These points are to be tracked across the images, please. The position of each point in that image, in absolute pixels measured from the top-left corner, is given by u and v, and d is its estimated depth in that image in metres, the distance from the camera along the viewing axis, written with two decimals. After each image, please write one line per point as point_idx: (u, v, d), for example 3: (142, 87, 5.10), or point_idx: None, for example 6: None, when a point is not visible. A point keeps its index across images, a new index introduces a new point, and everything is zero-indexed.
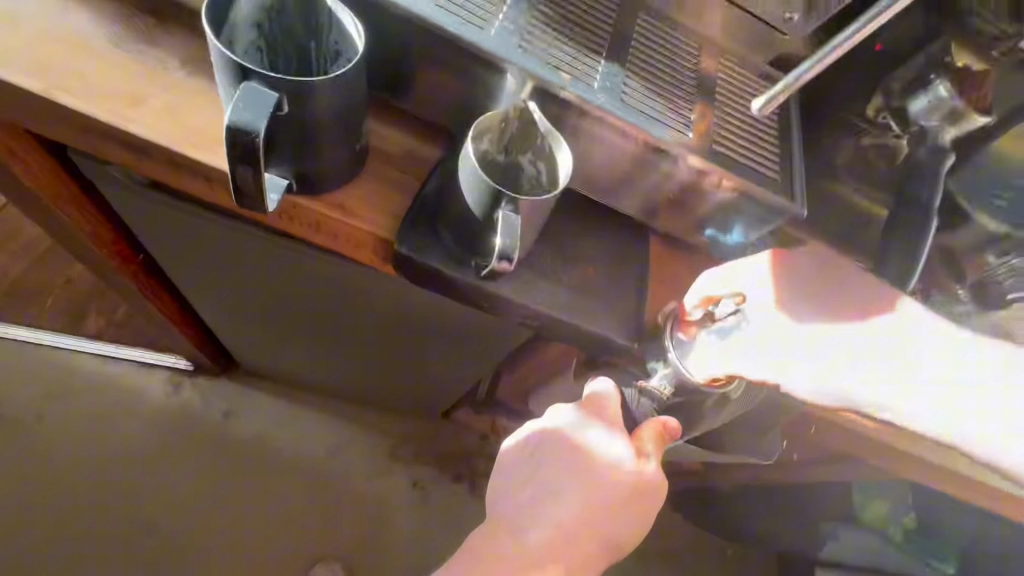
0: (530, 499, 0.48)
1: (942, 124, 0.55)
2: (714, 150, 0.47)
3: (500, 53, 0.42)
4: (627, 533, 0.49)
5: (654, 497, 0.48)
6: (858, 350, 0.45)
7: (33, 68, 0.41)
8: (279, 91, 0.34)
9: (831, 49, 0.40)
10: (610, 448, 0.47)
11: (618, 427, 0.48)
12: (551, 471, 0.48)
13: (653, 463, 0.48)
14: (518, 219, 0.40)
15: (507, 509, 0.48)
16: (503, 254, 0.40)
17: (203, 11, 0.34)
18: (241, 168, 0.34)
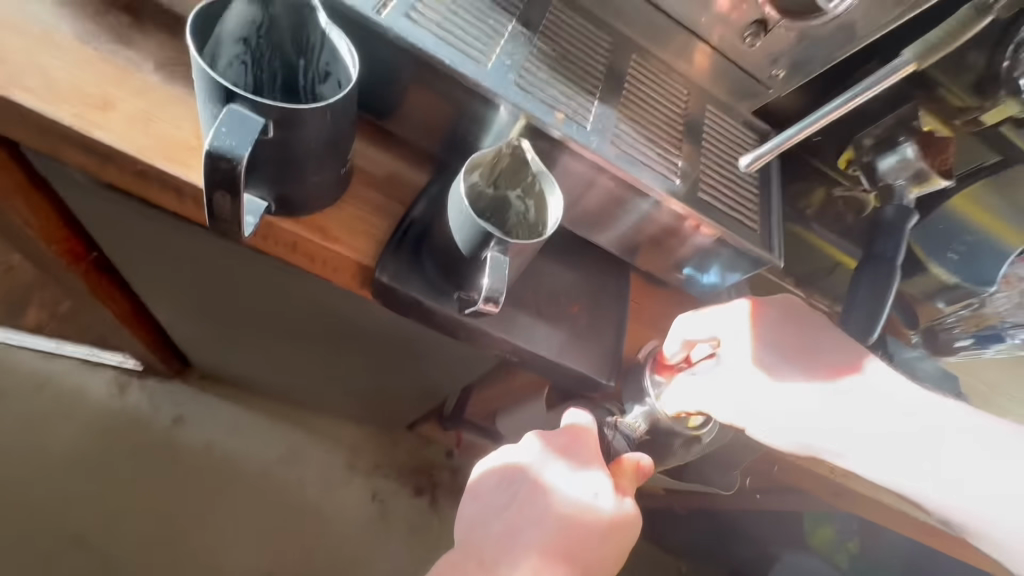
0: (505, 527, 0.46)
1: (908, 183, 0.57)
2: (698, 197, 0.48)
3: (495, 88, 0.42)
4: (603, 568, 0.47)
5: (629, 535, 0.47)
6: (828, 403, 0.46)
7: None
8: (266, 116, 0.33)
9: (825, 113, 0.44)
10: (588, 482, 0.47)
11: (596, 460, 0.47)
12: (529, 500, 0.46)
13: (629, 499, 0.47)
14: (507, 260, 0.39)
15: (479, 540, 0.46)
16: (490, 295, 0.39)
17: (190, 25, 0.32)
18: (219, 194, 0.32)
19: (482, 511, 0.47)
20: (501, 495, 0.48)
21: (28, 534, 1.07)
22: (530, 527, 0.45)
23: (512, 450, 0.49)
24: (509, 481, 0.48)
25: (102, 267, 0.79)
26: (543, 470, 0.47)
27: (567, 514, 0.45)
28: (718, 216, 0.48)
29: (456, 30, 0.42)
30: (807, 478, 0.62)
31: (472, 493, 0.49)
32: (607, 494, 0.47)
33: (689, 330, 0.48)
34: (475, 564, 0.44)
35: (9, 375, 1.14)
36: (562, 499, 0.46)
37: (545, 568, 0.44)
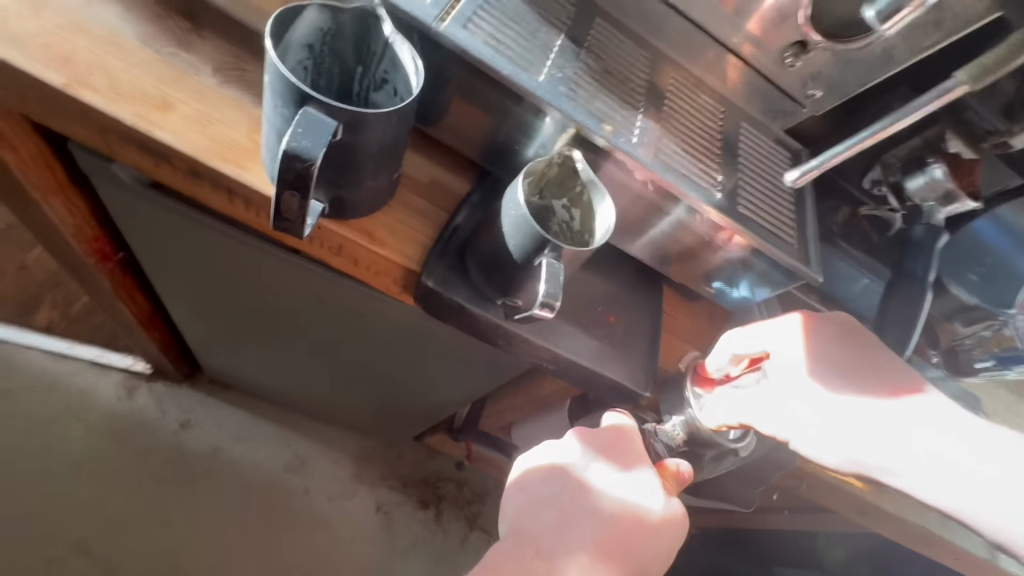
0: (557, 520, 0.45)
1: (936, 203, 0.59)
2: (737, 211, 0.49)
3: (547, 99, 0.42)
4: (653, 559, 0.46)
5: (675, 532, 0.47)
6: (874, 421, 0.47)
7: (55, 60, 0.39)
8: (336, 118, 0.33)
9: (865, 136, 0.45)
10: (636, 484, 0.47)
11: (644, 461, 0.47)
12: (579, 497, 0.46)
13: (675, 499, 0.48)
14: (561, 266, 0.40)
15: (531, 529, 0.45)
16: (545, 301, 0.39)
17: (268, 28, 0.33)
18: (289, 193, 0.33)
19: (532, 503, 0.46)
20: (550, 489, 0.47)
21: (30, 539, 1.05)
22: (582, 519, 0.45)
23: (558, 448, 0.48)
24: (557, 478, 0.47)
25: (127, 267, 0.80)
26: (592, 469, 0.47)
27: (617, 509, 0.46)
28: (756, 231, 0.49)
29: (509, 41, 0.43)
30: (834, 497, 0.61)
31: (518, 490, 0.47)
32: (655, 495, 0.47)
33: (742, 344, 0.48)
34: (531, 553, 0.44)
35: (18, 376, 1.13)
36: (613, 495, 0.46)
37: (597, 561, 0.44)
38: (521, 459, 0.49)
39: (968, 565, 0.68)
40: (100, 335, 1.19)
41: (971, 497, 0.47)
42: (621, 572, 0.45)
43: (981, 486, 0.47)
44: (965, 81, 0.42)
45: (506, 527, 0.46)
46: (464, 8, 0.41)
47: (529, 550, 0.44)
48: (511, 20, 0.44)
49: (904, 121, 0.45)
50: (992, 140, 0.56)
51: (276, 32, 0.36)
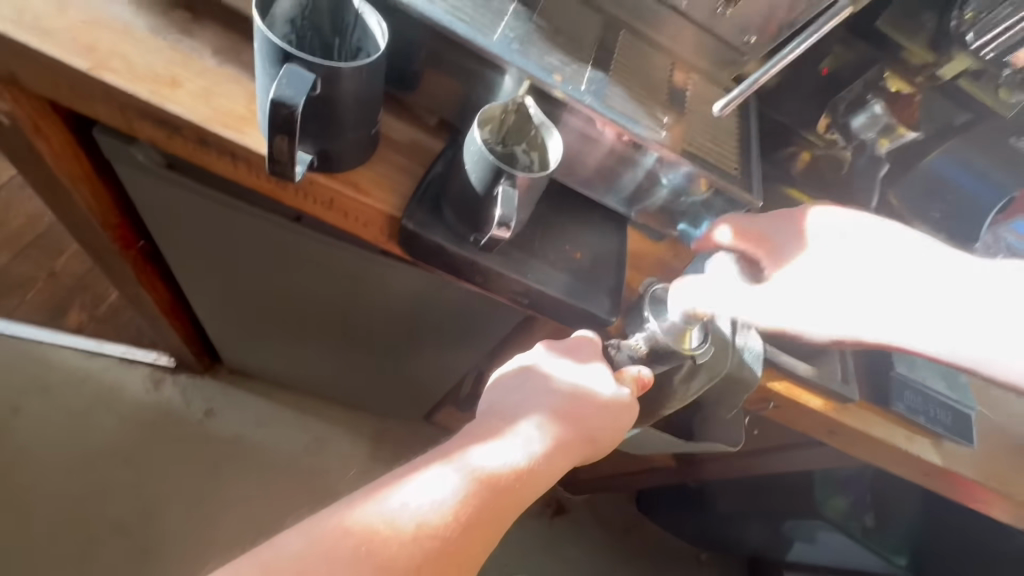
0: (522, 401, 0.51)
1: (877, 136, 0.65)
2: (684, 148, 0.54)
3: (502, 56, 0.48)
4: (607, 434, 0.52)
5: (627, 416, 0.53)
6: (816, 267, 0.57)
7: (80, 49, 0.46)
8: (315, 72, 0.40)
9: (781, 56, 0.49)
10: (592, 375, 0.52)
11: (599, 358, 0.53)
12: (539, 383, 0.52)
13: (628, 391, 0.54)
14: (516, 192, 0.45)
15: (498, 407, 0.50)
16: (502, 222, 0.45)
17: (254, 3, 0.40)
18: (280, 136, 0.40)
19: (501, 393, 0.51)
20: (517, 382, 0.52)
21: (75, 519, 1.14)
22: (541, 397, 0.51)
23: (525, 353, 0.55)
24: (520, 376, 0.53)
25: (148, 257, 0.87)
26: (553, 363, 0.53)
27: (574, 391, 0.52)
28: (704, 165, 0.54)
29: (464, 8, 0.49)
30: (801, 417, 0.66)
31: (490, 386, 0.53)
32: (609, 383, 0.52)
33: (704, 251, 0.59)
34: (497, 419, 0.49)
35: (54, 373, 1.22)
36: (571, 379, 0.52)
37: (555, 425, 0.49)
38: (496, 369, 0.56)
39: (944, 485, 0.72)
40: (127, 333, 1.28)
41: (930, 310, 0.54)
42: (575, 437, 0.50)
43: (935, 296, 0.55)
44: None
45: (478, 412, 0.51)
46: None
47: (495, 417, 0.49)
48: None
49: (811, 38, 0.48)
50: (924, 75, 0.61)
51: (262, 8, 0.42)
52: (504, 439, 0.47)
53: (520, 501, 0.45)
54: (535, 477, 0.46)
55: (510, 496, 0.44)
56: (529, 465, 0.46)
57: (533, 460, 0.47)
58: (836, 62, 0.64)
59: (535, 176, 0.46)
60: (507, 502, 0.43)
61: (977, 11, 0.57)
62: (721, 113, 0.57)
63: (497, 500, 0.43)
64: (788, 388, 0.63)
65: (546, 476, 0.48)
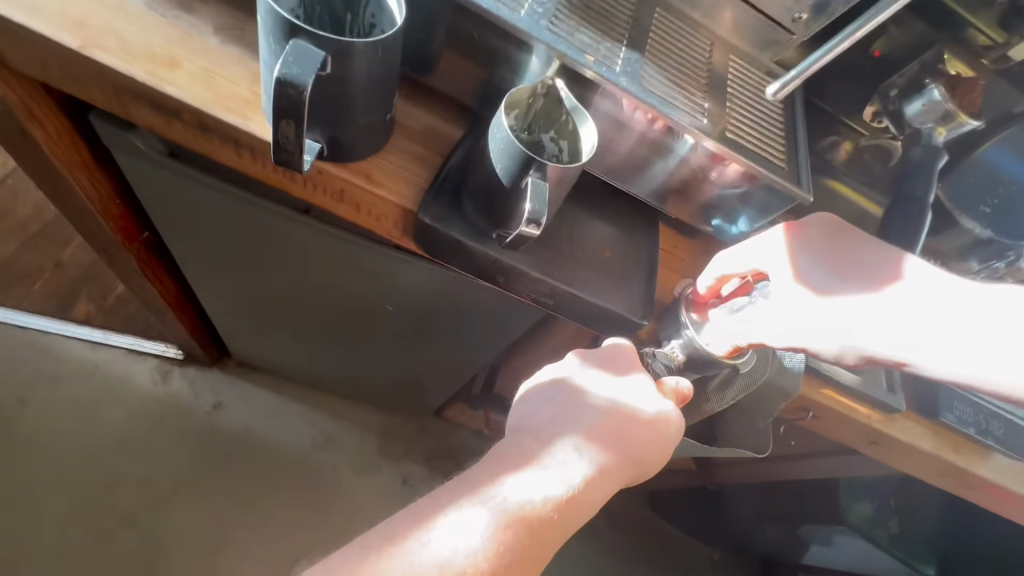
0: (557, 418, 0.47)
1: (935, 125, 0.58)
2: (726, 136, 0.49)
3: (530, 32, 0.43)
4: (651, 454, 0.48)
5: (671, 435, 0.49)
6: (904, 297, 0.46)
7: (70, 26, 0.42)
8: (325, 50, 0.36)
9: (844, 38, 0.45)
10: (631, 390, 0.49)
11: (639, 370, 0.50)
12: (575, 399, 0.48)
13: (673, 407, 0.50)
14: (546, 185, 0.41)
15: (531, 425, 0.46)
16: (531, 219, 0.41)
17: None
18: (286, 122, 0.36)
19: (534, 410, 0.48)
20: (550, 397, 0.49)
21: (84, 513, 1.13)
22: (577, 414, 0.47)
23: (558, 364, 0.51)
24: (554, 391, 0.49)
25: (154, 248, 0.84)
26: (587, 376, 0.49)
27: (612, 408, 0.48)
28: (749, 157, 0.49)
29: None
30: (841, 427, 0.61)
31: (521, 400, 0.49)
32: (652, 399, 0.49)
33: (729, 265, 0.50)
34: (530, 439, 0.45)
35: (62, 365, 1.20)
36: (608, 395, 0.48)
37: (593, 447, 0.46)
38: (526, 381, 0.52)
39: (990, 499, 0.67)
40: (134, 324, 1.25)
41: None
42: (617, 462, 0.46)
43: None
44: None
45: (509, 430, 0.47)
46: None
47: (529, 437, 0.45)
48: None
49: (881, 15, 0.44)
50: (991, 56, 0.57)
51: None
52: (539, 464, 0.43)
53: (557, 534, 0.41)
54: (573, 509, 0.42)
55: (545, 531, 0.40)
56: (567, 493, 0.42)
57: (571, 489, 0.43)
58: (891, 42, 0.58)
59: (567, 167, 0.42)
60: (542, 538, 0.40)
61: None
62: (772, 97, 0.52)
63: (530, 538, 0.39)
64: (829, 397, 0.59)
65: (586, 505, 0.44)
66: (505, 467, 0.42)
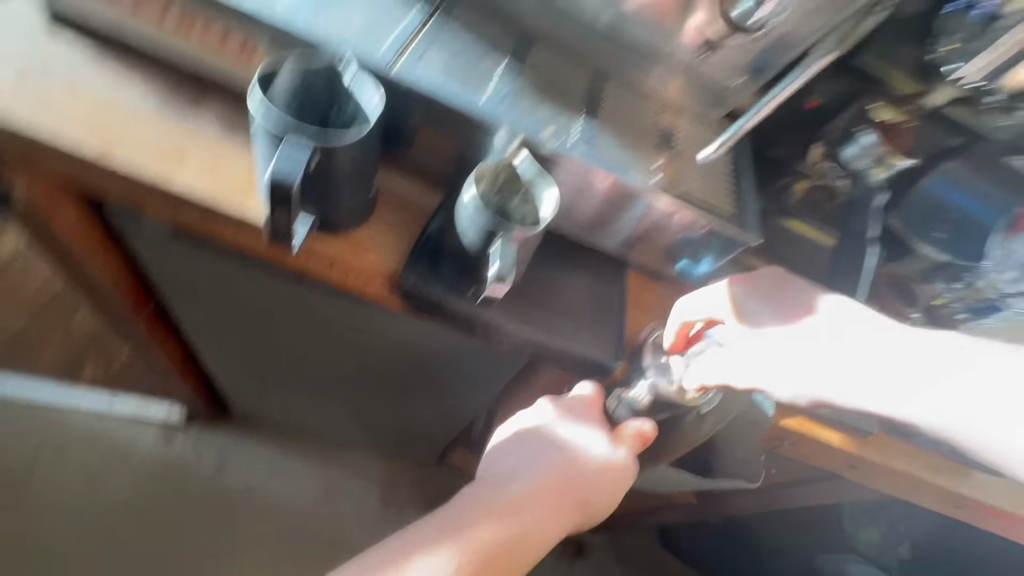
0: (519, 465, 0.52)
1: (871, 166, 0.64)
2: (676, 190, 0.55)
3: (490, 116, 0.50)
4: (603, 497, 0.54)
5: (622, 480, 0.54)
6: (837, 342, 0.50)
7: (94, 133, 0.48)
8: (313, 146, 0.41)
9: (769, 102, 0.50)
10: (587, 438, 0.54)
11: (598, 419, 0.55)
12: (537, 447, 0.53)
13: (625, 452, 0.55)
14: (512, 247, 0.46)
15: (495, 472, 0.52)
16: (499, 277, 0.47)
17: (253, 86, 0.42)
18: (280, 209, 0.41)
19: (499, 458, 0.53)
20: (515, 445, 0.54)
21: None
22: (539, 461, 0.52)
23: (525, 415, 0.56)
24: (522, 440, 0.54)
25: (161, 315, 0.89)
26: (550, 425, 0.54)
27: (570, 455, 0.53)
28: (698, 207, 0.55)
29: (457, 71, 0.51)
30: (818, 453, 0.64)
31: (489, 449, 0.55)
32: (604, 444, 0.54)
33: (688, 312, 0.54)
34: (493, 486, 0.50)
35: (68, 433, 1.22)
36: (568, 443, 0.53)
37: (549, 492, 0.51)
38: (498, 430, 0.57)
39: (975, 516, 0.68)
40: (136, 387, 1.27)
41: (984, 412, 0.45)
42: (574, 501, 0.51)
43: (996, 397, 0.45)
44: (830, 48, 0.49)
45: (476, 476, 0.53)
46: (414, 49, 0.50)
47: (491, 483, 0.50)
48: (456, 53, 0.52)
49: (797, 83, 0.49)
50: (913, 104, 0.62)
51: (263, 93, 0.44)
52: (500, 507, 0.48)
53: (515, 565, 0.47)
54: (532, 542, 0.48)
55: (504, 562, 0.46)
56: (522, 535, 0.47)
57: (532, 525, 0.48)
58: (823, 95, 0.65)
59: (529, 231, 0.47)
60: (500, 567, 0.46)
61: (958, 43, 0.57)
62: (704, 159, 0.57)
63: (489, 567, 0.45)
64: (801, 424, 0.61)
65: (545, 539, 0.49)
66: (468, 511, 0.47)
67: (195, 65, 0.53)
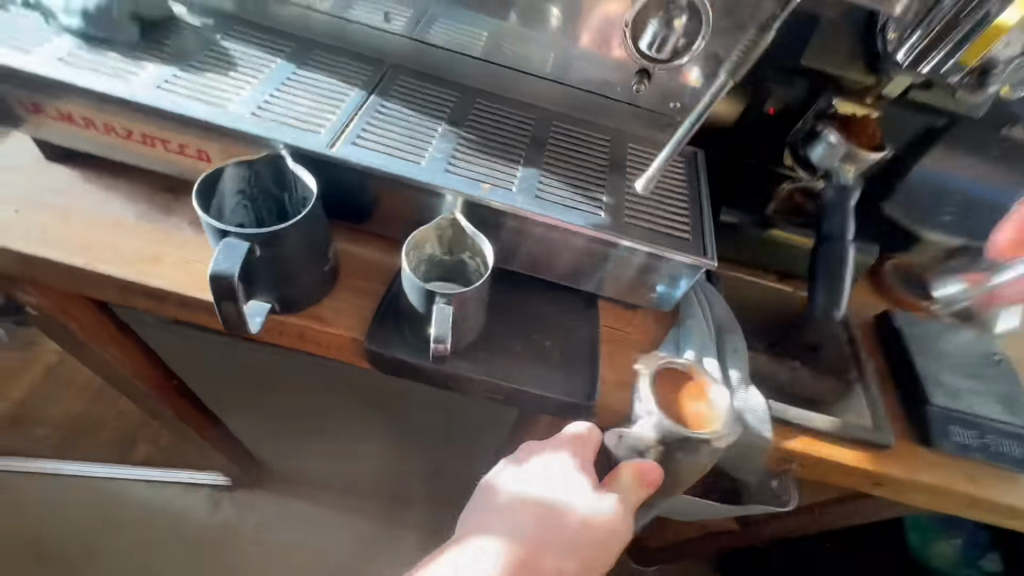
0: (496, 512, 0.51)
1: (842, 163, 0.60)
2: (625, 222, 0.54)
3: (428, 181, 0.51)
4: (585, 559, 0.50)
5: (609, 537, 0.51)
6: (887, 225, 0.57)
7: (81, 248, 0.54)
8: (251, 240, 0.44)
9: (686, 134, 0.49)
10: (574, 486, 0.52)
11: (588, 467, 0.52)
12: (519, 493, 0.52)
13: (615, 503, 0.51)
14: (451, 309, 0.47)
15: (473, 518, 0.52)
16: (439, 339, 0.46)
17: (194, 190, 0.45)
18: (224, 303, 0.44)
19: (480, 502, 0.53)
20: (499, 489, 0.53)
21: None
22: (518, 510, 0.51)
23: (516, 459, 0.55)
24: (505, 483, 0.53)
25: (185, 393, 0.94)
26: (537, 471, 0.53)
27: (549, 507, 0.51)
28: (650, 235, 0.54)
29: (393, 142, 0.53)
30: (833, 474, 0.59)
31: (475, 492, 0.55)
32: (589, 494, 0.51)
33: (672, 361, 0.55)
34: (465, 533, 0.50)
35: (124, 510, 1.22)
36: (550, 493, 0.51)
37: (519, 547, 0.49)
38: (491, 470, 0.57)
39: None
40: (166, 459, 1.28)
41: None
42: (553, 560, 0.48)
43: None
44: (727, 73, 0.47)
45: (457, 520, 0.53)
46: (352, 128, 0.53)
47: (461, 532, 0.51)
48: (394, 124, 0.55)
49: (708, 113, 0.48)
50: (873, 95, 0.60)
51: (205, 197, 0.47)
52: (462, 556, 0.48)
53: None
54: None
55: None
56: None
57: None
58: (780, 99, 0.63)
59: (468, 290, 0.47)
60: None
61: (900, 31, 0.55)
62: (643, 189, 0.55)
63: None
64: (806, 443, 0.58)
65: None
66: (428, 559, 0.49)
67: (165, 172, 0.58)
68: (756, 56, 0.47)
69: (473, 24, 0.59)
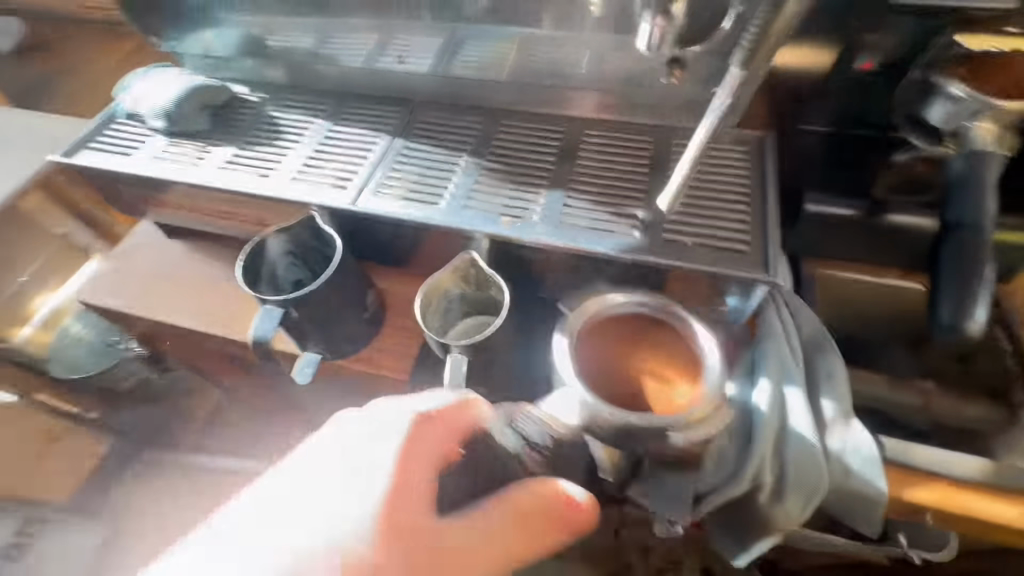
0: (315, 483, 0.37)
1: (974, 123, 0.44)
2: (663, 240, 0.48)
3: (447, 224, 0.51)
4: None
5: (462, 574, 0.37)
6: None
7: (189, 311, 0.64)
8: (283, 305, 0.49)
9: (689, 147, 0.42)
10: (412, 464, 0.37)
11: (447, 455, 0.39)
12: (349, 455, 0.38)
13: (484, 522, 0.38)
14: (465, 358, 0.46)
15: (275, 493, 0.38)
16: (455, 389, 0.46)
17: (239, 268, 0.51)
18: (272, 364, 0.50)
19: (296, 466, 0.39)
20: (334, 447, 0.39)
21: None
22: (340, 495, 0.36)
23: (363, 418, 0.40)
24: (346, 451, 0.38)
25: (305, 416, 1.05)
26: (369, 444, 0.38)
27: (369, 493, 0.36)
28: (695, 256, 0.46)
29: (414, 187, 0.54)
30: (991, 534, 0.45)
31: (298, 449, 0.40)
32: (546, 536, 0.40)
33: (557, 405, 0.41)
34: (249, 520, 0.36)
35: None
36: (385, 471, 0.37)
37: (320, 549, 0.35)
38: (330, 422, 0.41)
39: None
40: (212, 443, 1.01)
41: None
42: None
43: None
44: (737, 65, 0.37)
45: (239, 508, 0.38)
46: (377, 180, 0.55)
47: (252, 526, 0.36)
48: (418, 167, 0.55)
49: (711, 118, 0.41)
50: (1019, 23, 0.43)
51: (254, 269, 0.54)
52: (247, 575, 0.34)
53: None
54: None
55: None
56: None
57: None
58: (876, 51, 0.49)
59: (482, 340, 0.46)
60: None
61: None
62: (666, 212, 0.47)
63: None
64: (945, 496, 0.44)
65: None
66: None
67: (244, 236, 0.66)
68: (779, 32, 0.35)
69: (490, 46, 0.55)
